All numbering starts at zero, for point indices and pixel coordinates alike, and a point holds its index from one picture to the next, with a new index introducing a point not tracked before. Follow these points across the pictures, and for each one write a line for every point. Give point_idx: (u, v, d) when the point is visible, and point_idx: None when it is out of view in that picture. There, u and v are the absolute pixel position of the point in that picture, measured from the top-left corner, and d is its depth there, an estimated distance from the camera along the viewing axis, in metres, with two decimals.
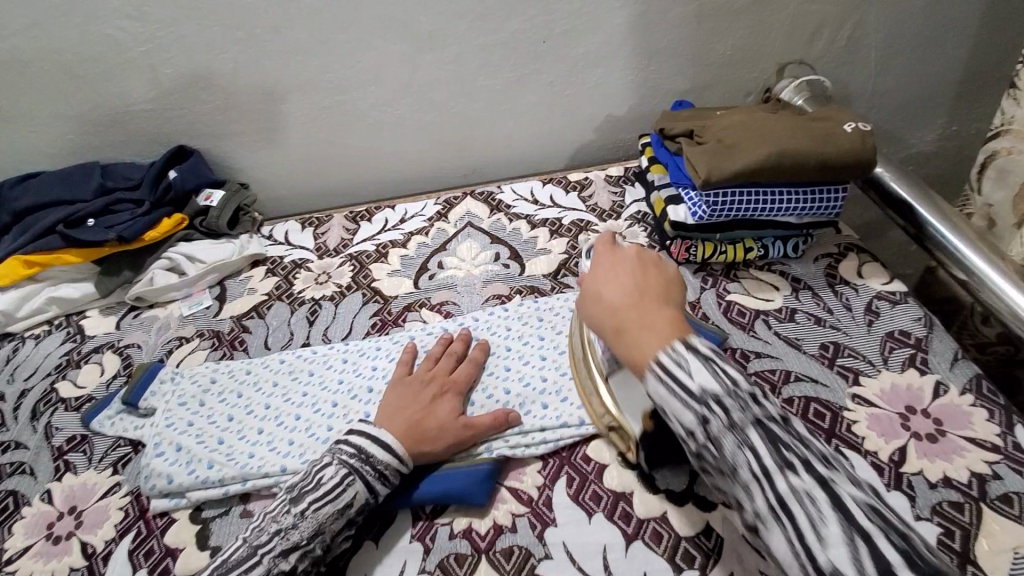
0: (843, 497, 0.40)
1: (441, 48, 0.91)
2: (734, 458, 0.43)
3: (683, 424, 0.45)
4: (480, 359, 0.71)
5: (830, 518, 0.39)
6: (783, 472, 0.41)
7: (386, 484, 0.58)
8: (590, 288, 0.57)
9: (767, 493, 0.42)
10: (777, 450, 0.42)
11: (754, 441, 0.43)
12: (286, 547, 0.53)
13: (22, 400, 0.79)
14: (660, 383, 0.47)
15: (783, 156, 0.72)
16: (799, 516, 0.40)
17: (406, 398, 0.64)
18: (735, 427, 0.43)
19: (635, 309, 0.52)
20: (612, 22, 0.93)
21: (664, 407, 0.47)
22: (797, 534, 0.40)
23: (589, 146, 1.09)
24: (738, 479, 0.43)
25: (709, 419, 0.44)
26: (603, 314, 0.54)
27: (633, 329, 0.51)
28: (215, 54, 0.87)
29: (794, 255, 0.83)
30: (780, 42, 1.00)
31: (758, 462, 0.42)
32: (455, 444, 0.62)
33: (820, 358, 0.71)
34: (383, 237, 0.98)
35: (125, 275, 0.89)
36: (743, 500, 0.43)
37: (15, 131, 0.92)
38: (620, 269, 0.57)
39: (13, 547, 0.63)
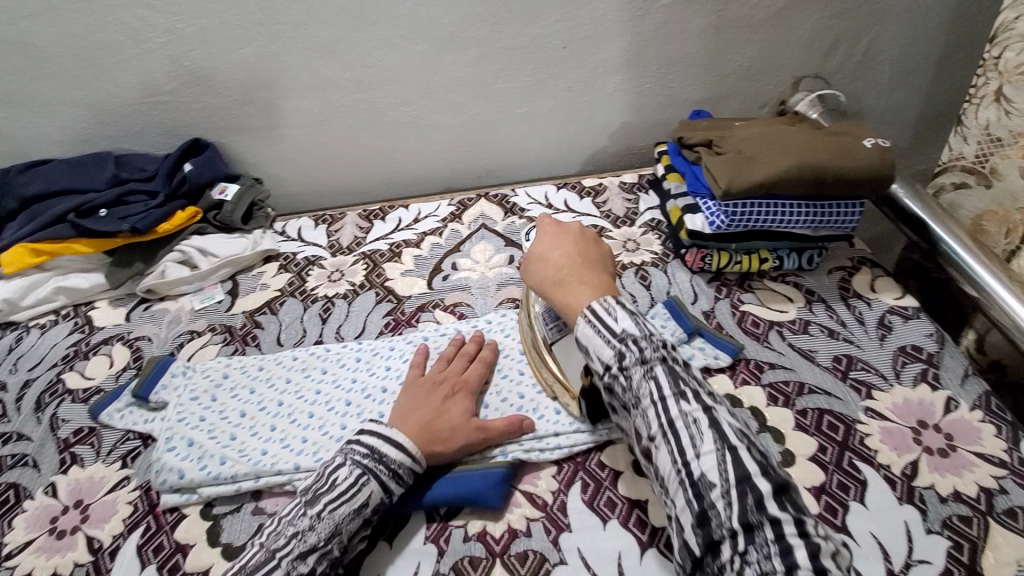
0: (724, 423, 0.46)
1: (460, 51, 0.91)
2: (638, 388, 0.49)
3: (602, 359, 0.52)
4: (489, 360, 0.71)
5: (707, 435, 0.45)
6: (676, 399, 0.48)
7: (400, 483, 0.57)
8: (535, 251, 0.64)
9: (661, 419, 0.48)
10: (676, 383, 0.49)
11: (657, 374, 0.49)
12: (304, 549, 0.51)
13: (25, 391, 0.78)
14: (589, 325, 0.53)
15: (802, 167, 0.73)
16: (681, 434, 0.46)
17: (417, 398, 0.64)
18: (644, 362, 0.50)
19: (569, 271, 0.60)
20: (632, 30, 0.93)
21: (588, 346, 0.53)
22: (678, 449, 0.46)
23: (603, 152, 1.09)
24: (639, 406, 0.49)
25: (623, 354, 0.51)
26: (544, 272, 0.62)
27: (570, 287, 0.58)
28: (235, 49, 0.87)
29: (807, 267, 0.84)
30: (796, 56, 1.01)
31: (658, 391, 0.48)
32: (468, 445, 0.62)
33: (833, 371, 0.71)
34: (397, 236, 0.98)
35: (137, 266, 0.89)
36: (641, 427, 0.49)
37: (26, 117, 0.92)
38: (558, 234, 0.64)
39: (15, 541, 0.62)
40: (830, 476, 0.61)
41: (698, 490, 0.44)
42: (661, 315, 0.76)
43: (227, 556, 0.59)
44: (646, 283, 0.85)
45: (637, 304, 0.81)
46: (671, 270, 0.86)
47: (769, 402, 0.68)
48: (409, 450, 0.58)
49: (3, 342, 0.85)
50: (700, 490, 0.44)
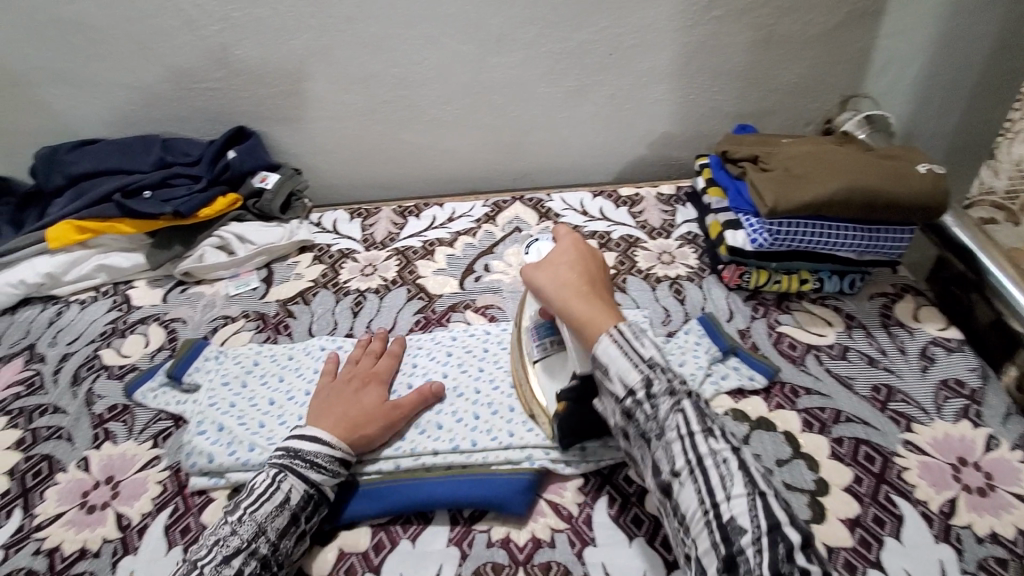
0: (748, 465, 0.46)
1: (506, 53, 0.91)
2: (664, 419, 0.48)
3: (626, 383, 0.50)
4: (398, 353, 0.75)
5: (737, 478, 0.45)
6: (705, 436, 0.47)
7: (319, 471, 0.58)
8: (556, 255, 0.61)
9: (687, 454, 0.47)
10: (702, 418, 0.48)
11: (684, 406, 0.48)
12: (228, 552, 0.51)
13: (62, 364, 0.80)
14: (614, 345, 0.51)
15: (853, 190, 0.71)
16: (710, 474, 0.46)
17: (337, 394, 0.66)
18: (671, 393, 0.49)
19: (585, 284, 0.58)
20: (680, 39, 0.92)
21: (610, 367, 0.51)
22: (707, 490, 0.45)
23: (641, 161, 1.08)
24: (663, 439, 0.48)
25: (651, 380, 0.50)
26: (565, 275, 0.59)
27: (591, 299, 0.56)
28: (286, 40, 0.88)
29: (849, 291, 0.82)
30: (847, 75, 0.99)
31: (686, 425, 0.48)
32: (390, 426, 0.64)
33: (872, 401, 0.69)
34: (430, 234, 0.98)
35: (176, 249, 0.91)
36: (663, 461, 0.48)
37: (80, 96, 0.94)
38: (572, 245, 0.62)
39: (45, 512, 0.63)
40: (865, 509, 0.59)
41: (726, 534, 0.43)
42: (696, 330, 0.76)
43: None
44: (680, 297, 0.83)
45: (670, 319, 0.80)
46: (707, 285, 0.85)
47: (804, 428, 0.66)
48: (329, 441, 0.60)
49: (44, 315, 0.87)
50: (729, 534, 0.43)
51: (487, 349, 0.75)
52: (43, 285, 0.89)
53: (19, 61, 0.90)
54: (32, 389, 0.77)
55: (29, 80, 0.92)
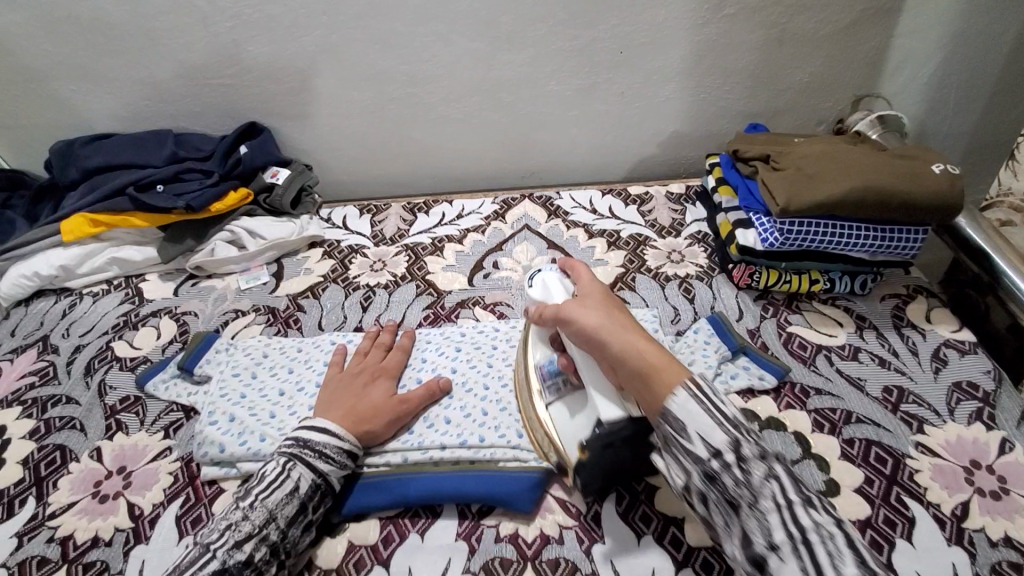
0: (858, 543, 0.40)
1: (517, 51, 0.91)
2: (759, 486, 0.42)
3: (710, 444, 0.44)
4: (408, 348, 0.75)
5: (849, 557, 0.38)
6: (806, 508, 0.41)
7: (328, 462, 0.58)
8: (594, 301, 0.59)
9: (786, 527, 0.41)
10: (799, 487, 0.43)
11: (778, 473, 0.43)
12: (240, 537, 0.52)
13: (75, 356, 0.80)
14: (692, 399, 0.46)
15: (867, 190, 0.71)
16: (816, 550, 0.39)
17: (344, 387, 0.67)
18: (763, 457, 0.44)
19: (636, 328, 0.55)
20: (692, 38, 0.91)
21: (689, 425, 0.46)
22: (814, 569, 0.38)
23: (650, 160, 1.08)
24: (757, 508, 0.42)
25: (740, 442, 0.44)
26: (611, 320, 0.55)
27: (646, 343, 0.53)
28: (298, 37, 0.89)
29: (859, 292, 0.81)
30: (861, 75, 0.98)
31: (781, 493, 0.42)
32: (397, 420, 0.65)
33: (883, 403, 0.68)
34: (439, 230, 0.98)
35: (187, 243, 0.91)
36: (754, 534, 0.42)
37: (94, 91, 0.95)
38: (601, 292, 0.61)
39: (58, 501, 0.64)
40: (876, 510, 0.59)
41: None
42: (705, 329, 0.76)
43: None
44: (690, 296, 0.83)
45: (679, 318, 0.80)
46: (716, 285, 0.85)
47: (814, 429, 0.66)
48: (335, 432, 0.60)
49: (57, 307, 0.88)
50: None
51: (496, 346, 0.75)
52: (57, 277, 0.90)
53: (34, 55, 0.91)
54: (45, 379, 0.78)
55: (44, 74, 0.93)
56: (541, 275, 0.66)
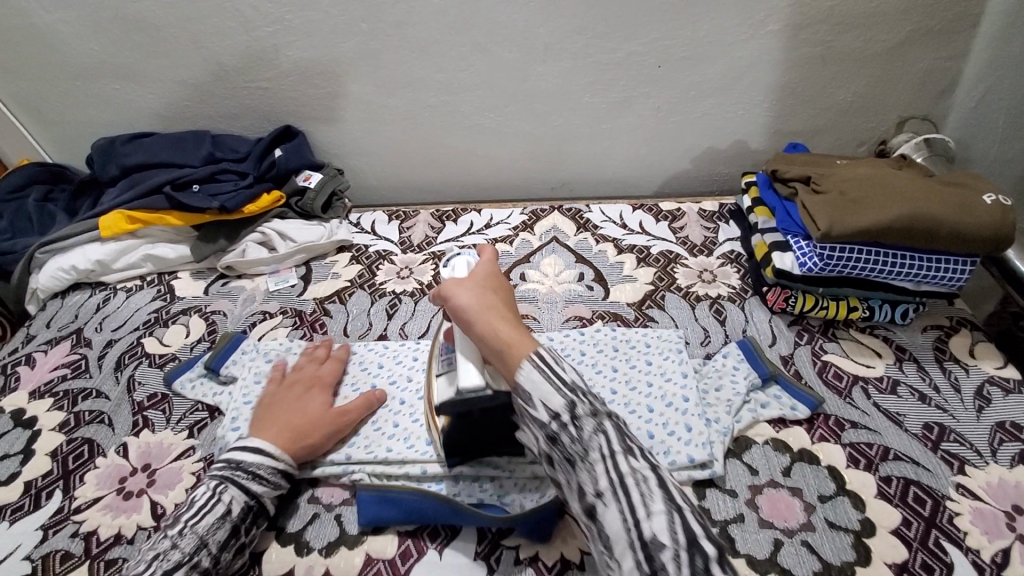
0: (666, 478, 0.46)
1: (554, 62, 0.90)
2: (588, 441, 0.47)
3: (550, 408, 0.49)
4: (343, 359, 0.75)
5: (657, 494, 0.44)
6: (627, 456, 0.46)
7: (260, 484, 0.58)
8: (472, 280, 0.60)
9: (609, 474, 0.46)
10: (621, 437, 0.48)
11: (606, 427, 0.48)
12: (169, 565, 0.51)
13: (107, 350, 0.82)
14: (536, 370, 0.50)
15: (914, 219, 0.69)
16: (632, 491, 0.45)
17: (278, 404, 0.65)
18: (594, 414, 0.48)
19: (505, 311, 0.57)
20: (733, 53, 0.90)
21: (531, 394, 0.50)
22: (628, 510, 0.44)
23: (683, 175, 1.06)
24: (586, 460, 0.47)
25: (575, 404, 0.48)
26: (477, 299, 0.57)
27: (507, 325, 0.54)
28: (336, 44, 0.89)
29: (900, 322, 0.78)
30: (908, 96, 0.95)
31: (608, 445, 0.47)
32: (336, 432, 0.64)
33: (922, 439, 0.66)
34: (467, 239, 0.98)
35: (219, 243, 0.93)
36: (585, 482, 0.47)
37: (137, 90, 0.97)
38: (490, 273, 0.63)
39: (84, 496, 0.65)
40: (913, 554, 0.56)
41: (648, 551, 0.42)
42: (735, 354, 0.74)
43: (281, 540, 0.60)
44: (721, 318, 0.81)
45: (709, 339, 0.79)
46: (749, 308, 0.83)
47: (849, 464, 0.63)
48: (271, 452, 0.60)
49: (92, 301, 0.90)
50: (651, 552, 0.42)
51: None
52: (93, 271, 0.92)
53: (81, 54, 0.93)
54: (77, 372, 0.79)
55: (89, 72, 0.95)
56: (459, 257, 0.67)
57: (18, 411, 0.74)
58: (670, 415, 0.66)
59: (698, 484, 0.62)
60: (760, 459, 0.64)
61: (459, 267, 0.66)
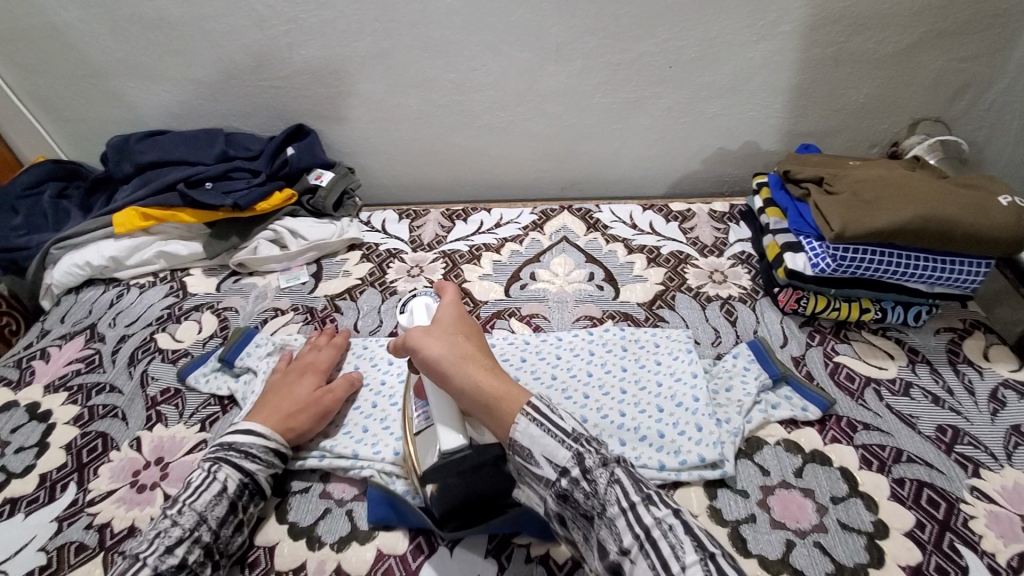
0: (692, 524, 0.44)
1: (566, 62, 0.91)
2: (603, 493, 0.45)
3: (556, 463, 0.47)
4: (342, 346, 0.76)
5: (687, 544, 0.41)
6: (647, 505, 0.44)
7: (254, 462, 0.60)
8: (440, 327, 0.58)
9: (632, 527, 0.43)
10: (637, 485, 0.46)
11: (619, 476, 0.46)
12: (171, 541, 0.52)
13: (121, 345, 0.83)
14: (533, 424, 0.49)
15: (927, 221, 0.68)
16: (659, 541, 0.42)
17: (270, 391, 0.67)
18: (604, 464, 0.47)
19: (481, 357, 0.55)
20: (745, 54, 0.89)
21: (535, 450, 0.48)
22: (660, 563, 0.41)
23: (693, 176, 1.06)
24: (605, 514, 0.45)
25: (583, 455, 0.47)
26: (449, 348, 0.55)
27: (487, 375, 0.53)
28: (350, 43, 0.90)
29: (913, 324, 0.78)
30: (921, 97, 0.94)
31: (624, 495, 0.45)
32: (322, 414, 0.66)
33: (936, 442, 0.65)
34: (477, 238, 0.98)
35: (232, 240, 0.93)
36: (607, 540, 0.44)
37: (152, 88, 0.98)
38: (456, 312, 0.61)
39: (98, 488, 0.65)
40: (927, 557, 0.55)
41: None
42: (745, 355, 0.74)
43: (293, 534, 0.60)
44: (732, 319, 0.81)
45: (720, 340, 0.78)
46: (760, 309, 0.82)
47: (862, 466, 0.63)
48: (261, 432, 0.61)
49: (106, 296, 0.91)
50: None
51: (524, 358, 0.74)
52: (107, 267, 0.92)
53: (97, 52, 0.94)
54: (91, 367, 0.80)
55: (104, 71, 0.96)
56: (415, 300, 0.65)
57: (33, 405, 0.75)
58: (681, 415, 0.66)
59: (709, 484, 0.62)
60: (772, 459, 0.64)
61: (419, 311, 0.64)
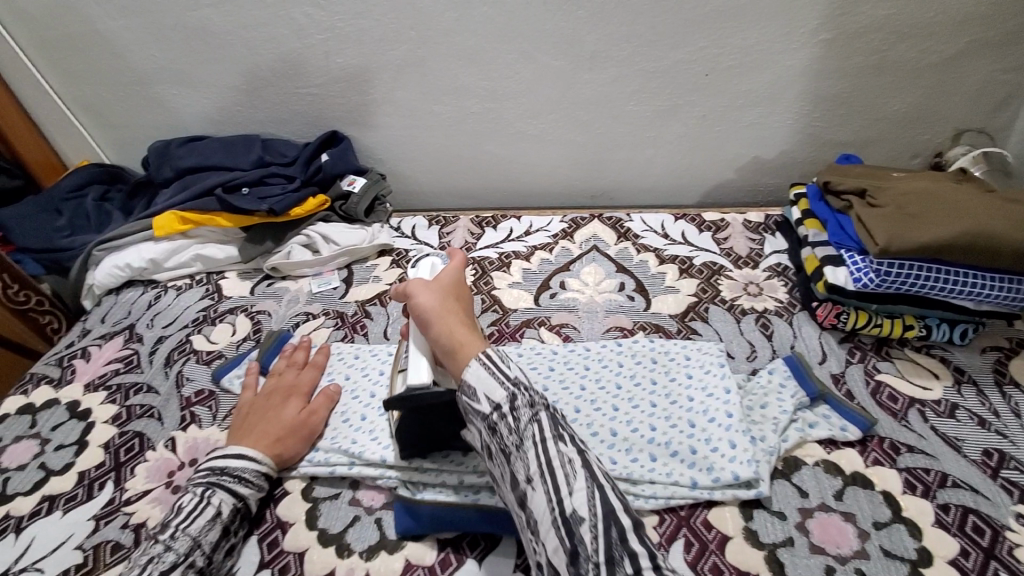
0: (592, 460, 0.48)
1: (599, 70, 0.90)
2: (523, 429, 0.48)
3: (491, 400, 0.49)
4: (322, 365, 0.76)
5: (580, 474, 0.45)
6: (557, 441, 0.47)
7: (247, 486, 0.60)
8: (437, 282, 0.61)
9: (540, 460, 0.46)
10: (555, 425, 0.48)
11: (542, 416, 0.48)
12: (165, 567, 0.52)
13: (158, 345, 0.85)
14: (482, 366, 0.51)
15: (978, 236, 0.66)
16: (559, 472, 0.45)
17: (253, 413, 0.67)
18: (532, 405, 0.49)
19: (462, 315, 0.58)
20: (783, 63, 0.88)
21: (476, 387, 0.50)
22: (555, 490, 0.45)
23: (727, 185, 1.04)
24: (521, 449, 0.47)
25: (515, 396, 0.49)
26: (434, 299, 0.58)
27: (461, 327, 0.55)
28: (384, 51, 0.91)
29: (959, 342, 0.75)
30: (968, 106, 0.91)
31: (541, 431, 0.47)
32: (309, 437, 0.67)
33: (982, 466, 0.62)
34: (506, 246, 0.98)
35: (266, 245, 0.95)
36: (519, 469, 0.48)
37: (192, 95, 1.01)
38: (457, 272, 0.64)
39: (135, 487, 0.66)
40: None
41: (569, 527, 0.43)
42: (780, 370, 0.72)
43: (322, 541, 0.60)
44: (767, 333, 0.79)
45: (755, 355, 0.77)
46: (797, 323, 0.80)
47: (905, 490, 0.61)
48: (253, 456, 0.62)
49: (144, 298, 0.93)
50: (571, 528, 0.43)
51: (552, 367, 0.73)
52: (146, 269, 0.95)
53: (140, 60, 0.97)
54: (129, 367, 0.82)
55: (147, 78, 0.99)
56: (426, 260, 0.70)
57: (73, 403, 0.77)
58: (713, 431, 0.64)
59: (744, 504, 0.60)
60: (810, 481, 0.62)
61: (425, 269, 0.69)
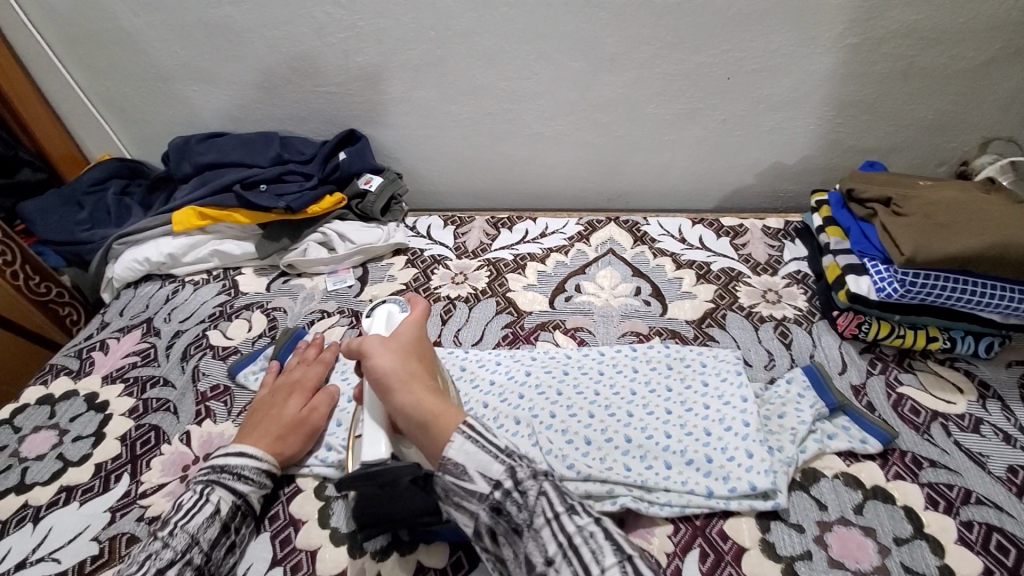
0: (612, 529, 0.44)
1: (619, 73, 0.89)
2: (532, 505, 0.46)
3: (489, 477, 0.47)
4: (330, 363, 0.75)
5: (607, 547, 0.42)
6: (570, 514, 0.45)
7: (247, 483, 0.60)
8: (395, 340, 0.57)
9: (556, 537, 0.44)
10: (562, 495, 0.47)
11: (547, 488, 0.47)
12: (163, 564, 0.52)
13: (174, 340, 0.85)
14: (468, 441, 0.49)
15: (1007, 246, 0.65)
16: (582, 548, 0.42)
17: (257, 412, 0.67)
18: (534, 476, 0.48)
19: (424, 376, 0.55)
20: (807, 68, 0.86)
21: (468, 464, 0.48)
22: (581, 569, 0.41)
23: (747, 190, 1.03)
24: (532, 526, 0.45)
25: (515, 468, 0.48)
26: (395, 362, 0.54)
27: (427, 394, 0.52)
28: (404, 50, 0.91)
29: (984, 355, 0.73)
30: (996, 114, 0.89)
31: (550, 506, 0.45)
32: (309, 435, 0.67)
33: (1007, 483, 0.61)
34: (522, 248, 0.98)
35: (283, 242, 0.95)
36: (534, 552, 0.44)
37: (213, 92, 1.01)
38: (416, 322, 0.60)
39: (150, 481, 0.67)
40: None
41: None
42: (799, 381, 0.70)
43: (335, 540, 0.60)
44: (786, 341, 0.78)
45: (773, 364, 0.75)
46: (817, 332, 0.79)
47: (927, 506, 0.59)
48: (254, 453, 0.62)
49: (162, 292, 0.94)
50: None
51: (566, 371, 0.73)
52: (164, 264, 0.95)
53: (163, 56, 0.98)
54: (146, 360, 0.82)
55: (169, 74, 1.00)
56: (381, 307, 0.65)
57: (91, 395, 0.78)
58: (729, 440, 0.63)
59: (762, 515, 0.59)
60: (831, 494, 0.61)
61: (380, 319, 0.64)
